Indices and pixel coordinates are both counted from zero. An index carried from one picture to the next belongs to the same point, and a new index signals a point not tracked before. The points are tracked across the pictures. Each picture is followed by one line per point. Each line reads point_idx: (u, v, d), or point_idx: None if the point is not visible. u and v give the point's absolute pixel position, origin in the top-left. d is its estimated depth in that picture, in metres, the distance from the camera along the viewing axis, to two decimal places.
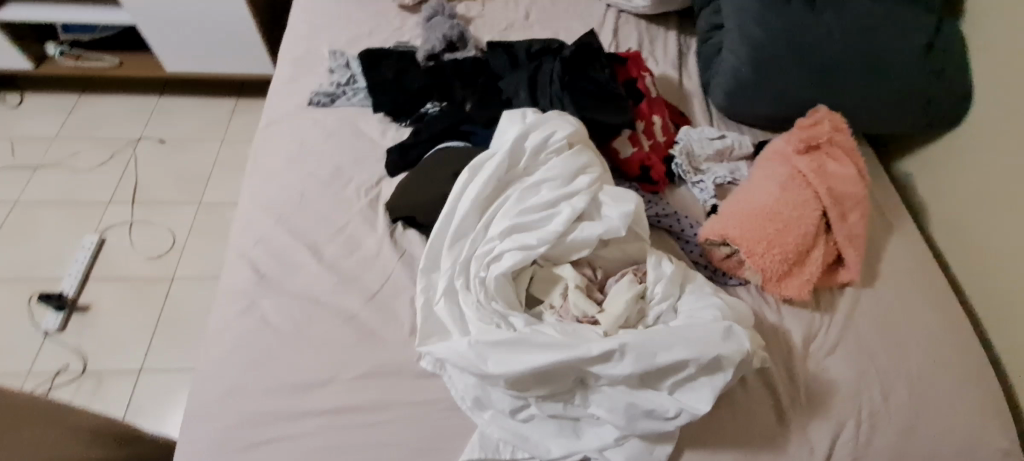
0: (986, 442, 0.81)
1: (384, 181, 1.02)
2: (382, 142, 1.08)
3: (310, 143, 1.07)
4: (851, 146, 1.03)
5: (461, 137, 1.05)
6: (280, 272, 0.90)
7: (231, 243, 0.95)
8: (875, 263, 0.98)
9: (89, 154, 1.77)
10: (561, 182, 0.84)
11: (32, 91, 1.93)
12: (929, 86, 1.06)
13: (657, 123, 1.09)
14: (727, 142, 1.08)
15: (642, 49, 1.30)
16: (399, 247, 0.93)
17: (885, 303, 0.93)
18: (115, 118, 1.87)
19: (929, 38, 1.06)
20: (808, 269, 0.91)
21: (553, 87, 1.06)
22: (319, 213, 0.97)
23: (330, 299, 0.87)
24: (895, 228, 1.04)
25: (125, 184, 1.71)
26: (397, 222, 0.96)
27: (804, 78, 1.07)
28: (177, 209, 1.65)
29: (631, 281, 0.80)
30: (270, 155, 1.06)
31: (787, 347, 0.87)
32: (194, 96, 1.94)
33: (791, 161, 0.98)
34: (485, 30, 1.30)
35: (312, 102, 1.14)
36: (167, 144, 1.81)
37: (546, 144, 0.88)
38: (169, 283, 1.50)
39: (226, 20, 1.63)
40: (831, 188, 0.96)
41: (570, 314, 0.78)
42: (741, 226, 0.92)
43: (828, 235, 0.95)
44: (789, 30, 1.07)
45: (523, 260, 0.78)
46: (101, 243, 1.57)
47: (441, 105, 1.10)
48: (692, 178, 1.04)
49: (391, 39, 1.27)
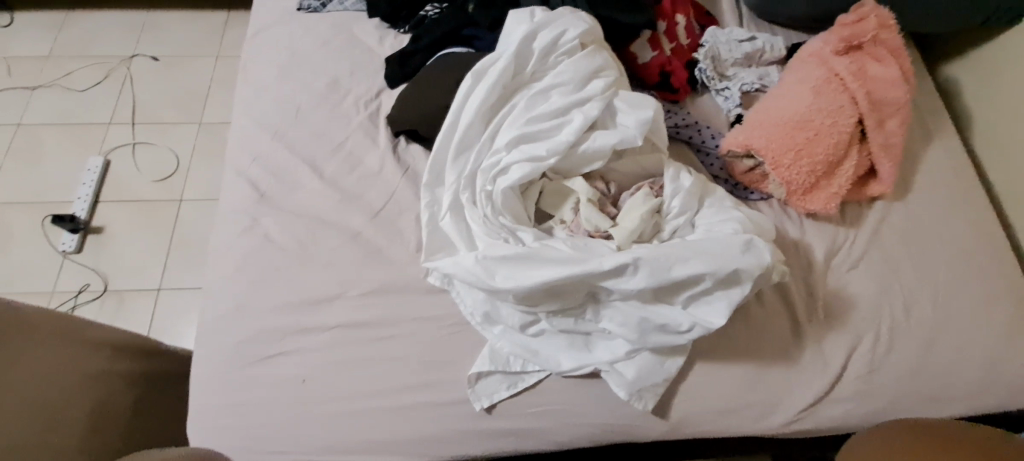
0: (1008, 356, 0.78)
1: (384, 93, 0.96)
2: (380, 51, 1.00)
3: (304, 53, 1.00)
4: (898, 45, 0.93)
5: (464, 43, 0.97)
6: (281, 190, 0.87)
7: (230, 161, 0.92)
8: (908, 176, 0.92)
9: (84, 74, 1.71)
10: (572, 87, 0.77)
11: (15, 6, 1.83)
12: None
13: (680, 24, 0.99)
14: (757, 45, 0.99)
15: None
16: (403, 162, 0.89)
17: (916, 218, 0.88)
18: (105, 35, 1.78)
19: None
20: (837, 182, 0.85)
21: None
22: (317, 128, 0.92)
23: (334, 216, 0.84)
24: (934, 138, 0.96)
25: (124, 105, 1.65)
26: (399, 137, 0.91)
27: None
28: (178, 131, 1.61)
29: (646, 195, 0.76)
30: (261, 67, 0.99)
31: (808, 262, 0.84)
32: (184, 8, 1.83)
33: (828, 63, 0.89)
34: None
35: (302, 7, 1.06)
36: (160, 62, 1.73)
37: (557, 46, 0.80)
38: (178, 205, 1.49)
39: None
40: (870, 92, 0.87)
41: (581, 229, 0.75)
42: (768, 136, 0.85)
43: (863, 145, 0.88)
44: None
45: (532, 173, 0.73)
46: (106, 166, 1.55)
47: (441, 8, 1.01)
48: (716, 85, 0.96)
49: None
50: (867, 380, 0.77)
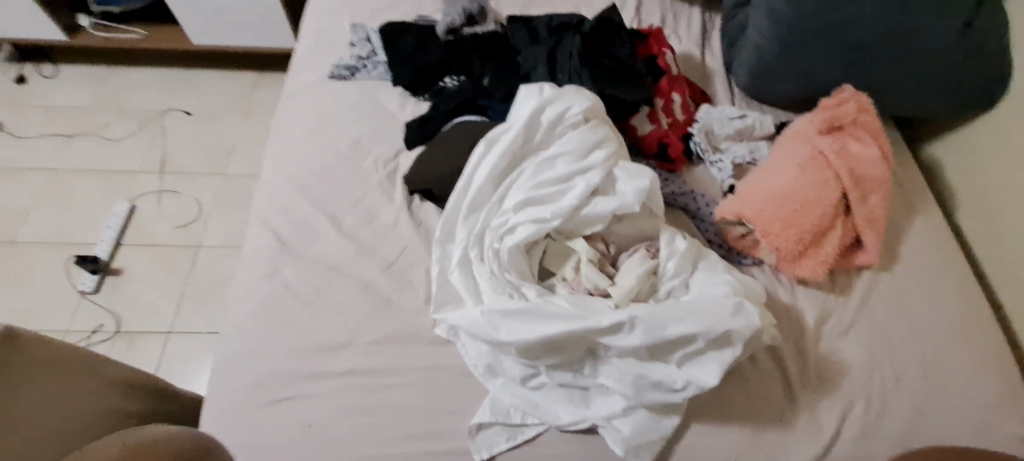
0: (999, 427, 0.80)
1: (402, 154, 1.04)
2: (401, 115, 1.09)
3: (331, 115, 1.09)
4: (877, 127, 1.01)
5: (478, 111, 1.06)
6: (301, 240, 0.93)
7: (255, 212, 0.98)
8: (894, 247, 0.97)
9: (121, 125, 1.83)
10: (576, 156, 0.84)
11: (65, 62, 1.99)
12: (961, 69, 1.02)
13: (676, 101, 1.08)
14: (747, 121, 1.07)
15: (665, 26, 1.28)
16: (416, 218, 0.95)
17: (902, 288, 0.92)
18: (144, 91, 1.92)
19: (966, 16, 1.01)
20: (824, 250, 0.90)
21: (572, 62, 1.05)
22: (339, 184, 0.99)
23: (349, 267, 0.90)
24: (918, 212, 1.02)
25: (154, 155, 1.76)
26: (414, 194, 0.98)
27: (830, 59, 1.05)
28: (203, 180, 1.70)
29: (643, 256, 0.81)
30: (291, 127, 1.08)
31: (799, 327, 0.87)
32: (219, 69, 1.97)
33: (813, 141, 0.96)
34: (506, 4, 1.29)
35: (334, 75, 1.15)
36: (193, 116, 1.85)
37: (563, 118, 0.87)
38: (195, 251, 1.55)
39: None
40: (852, 169, 0.94)
41: (581, 287, 0.79)
42: (757, 205, 0.91)
43: (848, 217, 0.94)
44: (820, 7, 1.02)
45: (537, 233, 0.79)
46: (131, 211, 1.63)
47: (459, 79, 1.11)
48: (710, 157, 1.04)
49: (411, 13, 1.26)
50: (860, 446, 0.78)
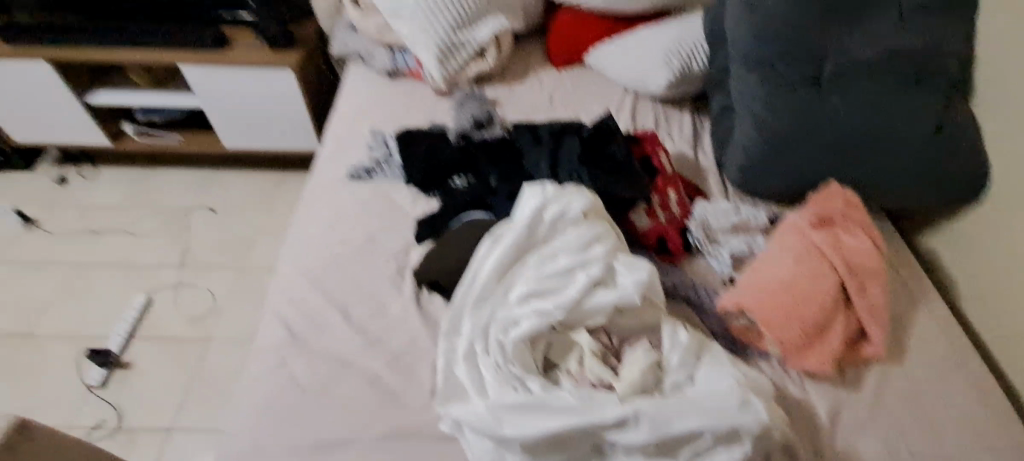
0: None
1: (413, 248, 1.09)
2: (413, 212, 1.16)
3: (348, 212, 1.16)
4: (866, 221, 1.05)
5: (485, 208, 1.13)
6: (311, 332, 0.96)
7: (270, 305, 1.02)
8: (902, 339, 0.97)
9: (149, 221, 1.94)
10: (578, 250, 0.88)
11: (105, 164, 2.15)
12: (940, 166, 1.09)
13: (672, 197, 1.14)
14: (742, 215, 1.12)
15: (659, 128, 1.38)
16: (424, 310, 0.98)
17: (914, 382, 0.91)
18: (175, 189, 2.05)
19: (937, 118, 1.09)
20: (829, 342, 0.91)
21: (573, 163, 1.13)
22: (351, 278, 1.04)
23: (357, 359, 0.91)
24: (921, 303, 1.03)
25: (176, 249, 1.84)
26: (423, 287, 1.01)
27: (814, 159, 1.12)
28: (220, 273, 1.76)
29: (647, 348, 0.82)
30: (309, 223, 1.15)
31: (811, 422, 0.87)
32: (246, 168, 2.11)
33: (806, 234, 1.00)
34: (513, 111, 1.41)
35: (352, 175, 1.24)
36: (217, 213, 1.96)
37: (564, 215, 0.91)
38: (206, 344, 1.57)
39: (282, 107, 1.82)
40: (848, 261, 0.97)
41: (585, 380, 0.80)
42: (759, 297, 0.93)
43: (849, 308, 0.95)
44: (797, 114, 1.13)
45: (540, 325, 0.81)
46: (148, 304, 1.68)
47: (468, 179, 1.20)
48: (708, 249, 1.08)
49: (426, 120, 1.39)
50: None
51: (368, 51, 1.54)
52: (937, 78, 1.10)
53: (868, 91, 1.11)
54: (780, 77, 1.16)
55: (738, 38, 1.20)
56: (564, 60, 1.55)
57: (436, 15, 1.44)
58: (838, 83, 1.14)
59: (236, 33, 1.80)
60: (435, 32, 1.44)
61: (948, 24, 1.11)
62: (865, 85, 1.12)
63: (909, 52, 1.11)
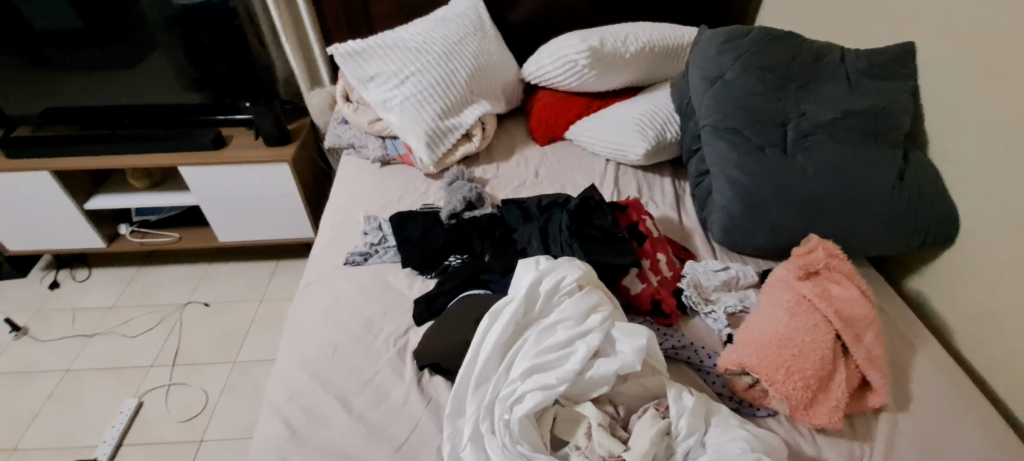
0: None
1: (411, 330, 1.09)
2: (409, 293, 1.18)
3: (345, 299, 1.17)
4: (850, 269, 1.08)
5: (481, 285, 1.14)
6: (311, 427, 0.94)
7: (267, 401, 1.00)
8: (905, 385, 0.98)
9: (141, 320, 1.92)
10: (574, 321, 0.87)
11: (98, 266, 2.16)
12: (911, 212, 1.15)
13: (662, 260, 1.18)
14: (731, 273, 1.15)
15: (642, 195, 1.45)
16: (426, 394, 0.97)
17: (925, 430, 0.91)
18: (168, 286, 2.05)
19: (899, 168, 1.17)
20: (833, 395, 0.91)
21: (563, 235, 1.16)
22: (350, 366, 1.03)
23: (360, 452, 0.89)
24: (918, 346, 1.04)
25: (168, 348, 1.81)
26: (424, 369, 1.01)
27: (792, 213, 1.17)
28: (213, 369, 1.73)
29: (654, 416, 0.81)
30: (306, 313, 1.16)
31: None
32: (240, 260, 2.14)
33: (795, 287, 1.02)
34: (501, 188, 1.48)
35: (348, 261, 1.26)
36: (211, 307, 1.95)
37: (558, 287, 0.92)
38: (197, 446, 1.54)
39: (276, 198, 1.88)
40: (838, 310, 0.99)
41: (596, 454, 0.78)
42: (759, 354, 0.93)
43: (848, 358, 0.96)
44: (768, 174, 1.19)
45: (544, 400, 0.79)
46: (138, 407, 1.64)
47: (462, 258, 1.22)
48: (703, 308, 1.09)
49: (418, 202, 1.44)
50: None
51: (361, 141, 1.63)
52: (892, 133, 1.20)
53: (830, 149, 1.19)
54: (748, 140, 1.23)
55: (705, 110, 1.30)
56: (546, 137, 1.63)
57: (423, 105, 1.53)
58: (802, 144, 1.22)
59: (234, 133, 1.91)
60: (423, 120, 1.52)
61: (892, 86, 1.22)
62: (827, 144, 1.20)
63: (863, 112, 1.21)
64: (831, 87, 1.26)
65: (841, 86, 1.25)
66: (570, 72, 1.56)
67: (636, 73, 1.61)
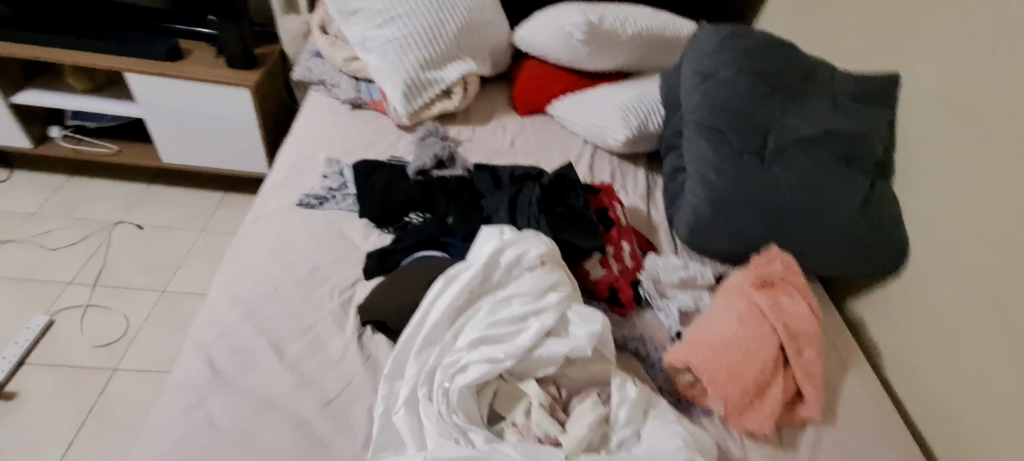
0: None
1: (359, 283, 1.04)
2: (362, 246, 1.11)
3: (292, 241, 1.10)
4: (804, 285, 1.09)
5: (439, 247, 1.09)
6: (235, 370, 0.88)
7: (191, 335, 0.93)
8: (833, 402, 1.02)
9: (63, 233, 1.77)
10: (531, 297, 0.84)
11: (23, 168, 1.97)
12: (869, 238, 1.18)
13: (626, 249, 1.16)
14: (691, 272, 1.15)
15: (615, 182, 1.43)
16: (366, 351, 0.93)
17: (844, 446, 0.95)
18: (100, 201, 1.89)
19: (864, 194, 1.19)
20: (768, 403, 0.93)
21: (532, 209, 1.12)
22: (288, 312, 0.97)
23: (285, 401, 0.84)
24: (851, 366, 1.09)
25: (91, 267, 1.68)
26: (367, 325, 0.96)
27: (757, 223, 1.18)
28: (138, 297, 1.62)
29: (595, 402, 0.80)
30: (248, 250, 1.08)
31: None
32: (185, 186, 1.99)
33: (749, 295, 1.03)
34: (474, 152, 1.42)
35: (301, 202, 1.18)
36: (145, 230, 1.81)
37: (519, 260, 0.88)
38: (110, 374, 1.44)
39: (233, 126, 1.75)
40: (786, 323, 1.00)
41: (531, 433, 0.76)
42: (705, 355, 0.94)
43: (787, 369, 0.98)
44: (743, 180, 1.19)
45: (488, 373, 0.77)
46: (48, 325, 1.52)
47: (424, 216, 1.16)
48: (658, 303, 1.10)
49: (385, 153, 1.36)
50: None
51: (332, 79, 1.52)
52: (864, 159, 1.22)
53: (804, 166, 1.21)
54: (728, 144, 1.23)
55: (692, 106, 1.28)
56: (527, 109, 1.59)
57: (405, 51, 1.44)
58: (778, 156, 1.22)
59: (193, 48, 1.75)
60: (402, 67, 1.43)
61: (872, 114, 1.24)
62: (802, 160, 1.21)
63: (841, 134, 1.22)
64: (815, 105, 1.27)
65: (826, 105, 1.26)
66: (563, 45, 1.50)
67: (630, 57, 1.56)
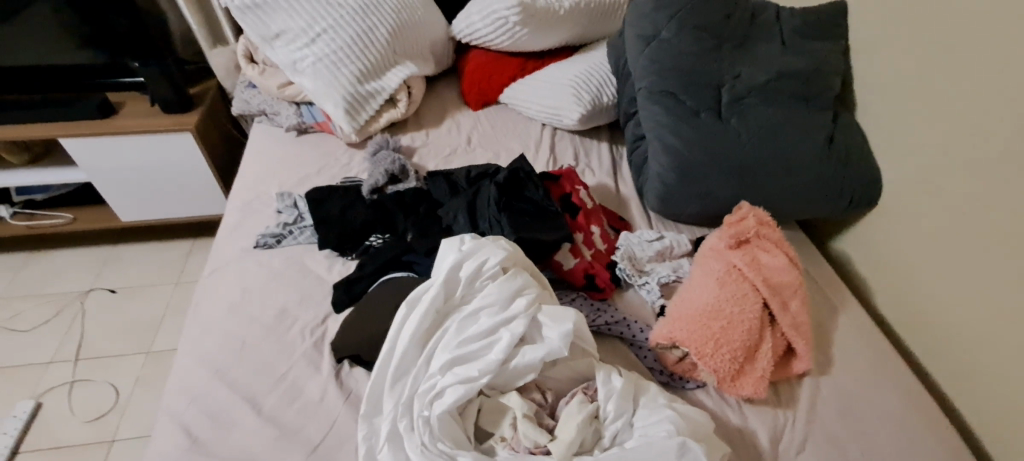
0: None
1: (330, 318, 1.01)
2: (328, 278, 1.08)
3: (254, 288, 1.06)
4: (780, 236, 1.06)
5: (404, 267, 1.06)
6: (214, 433, 0.85)
7: (165, 405, 0.90)
8: (827, 349, 1.00)
9: (36, 312, 1.72)
10: (498, 306, 0.81)
11: None
12: (840, 175, 1.15)
13: (596, 232, 1.13)
14: (665, 242, 1.13)
15: (579, 161, 1.39)
16: (345, 389, 0.90)
17: (844, 392, 0.94)
18: (67, 271, 1.84)
19: (828, 131, 1.16)
20: (760, 365, 0.91)
21: (491, 209, 1.08)
22: (260, 363, 0.94)
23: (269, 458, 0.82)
24: (840, 308, 1.07)
25: (70, 341, 1.64)
26: (343, 361, 0.94)
27: (724, 180, 1.14)
28: (122, 363, 1.59)
29: (582, 401, 0.77)
30: (211, 305, 1.04)
31: (755, 448, 0.86)
32: (151, 240, 1.94)
33: (725, 257, 1.01)
34: (430, 157, 1.38)
35: (258, 243, 1.14)
36: (118, 293, 1.77)
37: (480, 270, 0.85)
38: (108, 446, 1.41)
39: (185, 172, 1.70)
40: (766, 279, 0.98)
41: (521, 446, 0.74)
42: (689, 328, 0.92)
43: (774, 326, 0.96)
44: (703, 139, 1.16)
45: (465, 394, 0.74)
46: (37, 408, 1.49)
47: (384, 238, 1.13)
48: (637, 280, 1.07)
49: (339, 175, 1.32)
50: None
51: (272, 107, 1.47)
52: (823, 95, 1.19)
53: (762, 112, 1.17)
54: (682, 104, 1.19)
55: (640, 72, 1.24)
56: (479, 102, 1.53)
57: (340, 66, 1.39)
58: (736, 108, 1.18)
59: (124, 100, 1.69)
60: (340, 83, 1.38)
61: (823, 47, 1.20)
62: (760, 107, 1.18)
63: (795, 74, 1.19)
64: (765, 48, 1.22)
65: (775, 46, 1.22)
66: (501, 30, 1.45)
67: (573, 30, 1.51)
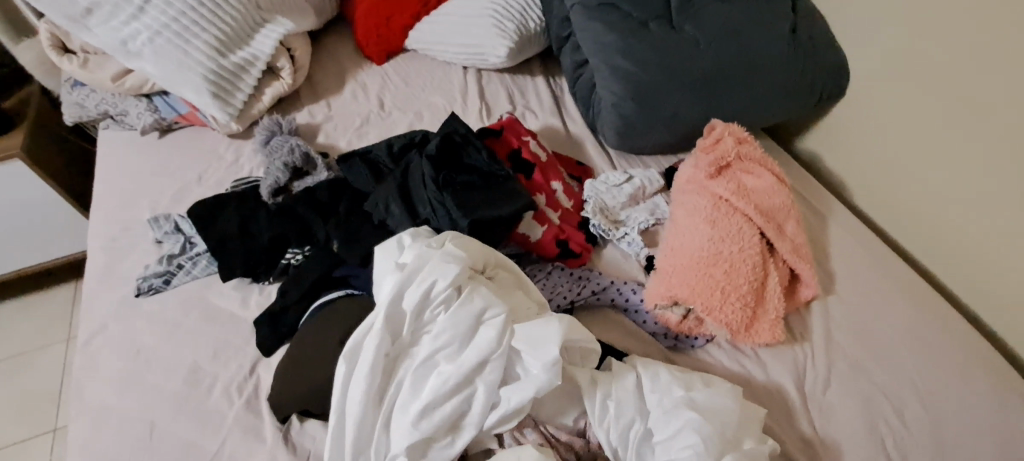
0: (1001, 428, 0.75)
1: (261, 365, 0.80)
2: (245, 314, 0.86)
3: (149, 350, 0.82)
4: (761, 153, 0.94)
5: (338, 284, 0.85)
6: None
7: None
8: (826, 265, 0.92)
9: None
10: (458, 346, 0.65)
11: None
12: (805, 68, 1.01)
13: (558, 189, 0.97)
14: (636, 183, 0.98)
15: (516, 104, 1.18)
16: (301, 454, 0.71)
17: (855, 311, 0.86)
18: None
19: (790, 22, 1.02)
20: (771, 305, 0.81)
21: (429, 190, 0.88)
22: (179, 450, 0.72)
23: None
24: (829, 217, 0.98)
25: None
26: (289, 417, 0.73)
27: (688, 98, 0.99)
28: (27, 450, 1.31)
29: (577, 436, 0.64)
30: (96, 388, 0.79)
31: (785, 401, 0.77)
32: (19, 294, 1.56)
33: (709, 189, 0.88)
34: (339, 133, 1.13)
35: (141, 290, 0.88)
36: None
37: (428, 299, 0.67)
38: None
39: (34, 207, 1.34)
40: (757, 205, 0.87)
41: None
42: (688, 282, 0.80)
43: (775, 255, 0.86)
44: (657, 54, 0.98)
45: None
46: None
47: (303, 252, 0.90)
48: (616, 234, 0.92)
49: (228, 178, 1.05)
50: None
51: (116, 106, 1.15)
52: None
53: (716, 11, 1.00)
54: (626, 17, 1.00)
55: None
56: (382, 53, 1.26)
57: (190, 40, 1.07)
58: (685, 10, 1.01)
59: None
60: (196, 63, 1.08)
61: None
62: (712, 4, 1.01)
63: None
64: None
65: None
66: None
67: None
